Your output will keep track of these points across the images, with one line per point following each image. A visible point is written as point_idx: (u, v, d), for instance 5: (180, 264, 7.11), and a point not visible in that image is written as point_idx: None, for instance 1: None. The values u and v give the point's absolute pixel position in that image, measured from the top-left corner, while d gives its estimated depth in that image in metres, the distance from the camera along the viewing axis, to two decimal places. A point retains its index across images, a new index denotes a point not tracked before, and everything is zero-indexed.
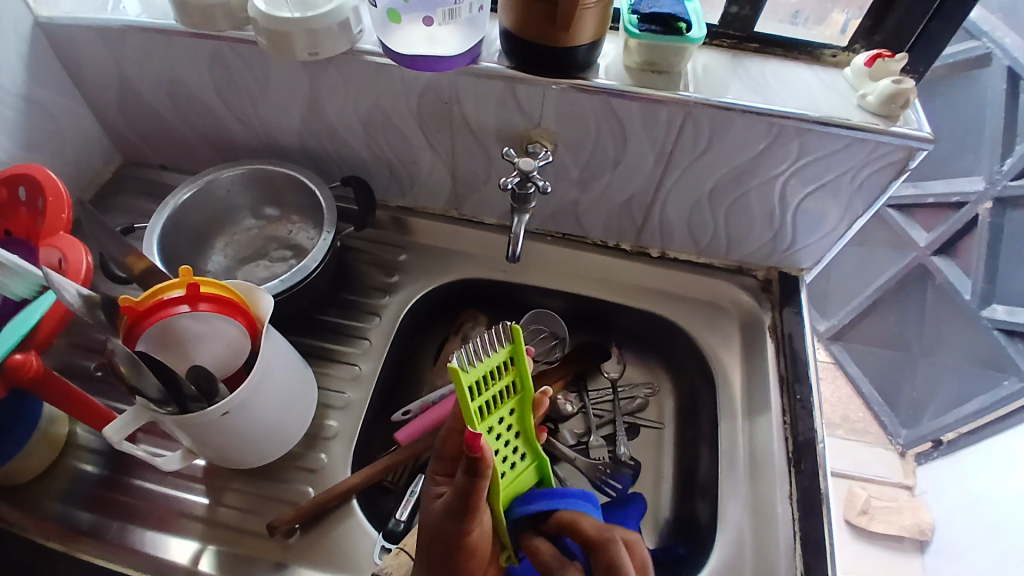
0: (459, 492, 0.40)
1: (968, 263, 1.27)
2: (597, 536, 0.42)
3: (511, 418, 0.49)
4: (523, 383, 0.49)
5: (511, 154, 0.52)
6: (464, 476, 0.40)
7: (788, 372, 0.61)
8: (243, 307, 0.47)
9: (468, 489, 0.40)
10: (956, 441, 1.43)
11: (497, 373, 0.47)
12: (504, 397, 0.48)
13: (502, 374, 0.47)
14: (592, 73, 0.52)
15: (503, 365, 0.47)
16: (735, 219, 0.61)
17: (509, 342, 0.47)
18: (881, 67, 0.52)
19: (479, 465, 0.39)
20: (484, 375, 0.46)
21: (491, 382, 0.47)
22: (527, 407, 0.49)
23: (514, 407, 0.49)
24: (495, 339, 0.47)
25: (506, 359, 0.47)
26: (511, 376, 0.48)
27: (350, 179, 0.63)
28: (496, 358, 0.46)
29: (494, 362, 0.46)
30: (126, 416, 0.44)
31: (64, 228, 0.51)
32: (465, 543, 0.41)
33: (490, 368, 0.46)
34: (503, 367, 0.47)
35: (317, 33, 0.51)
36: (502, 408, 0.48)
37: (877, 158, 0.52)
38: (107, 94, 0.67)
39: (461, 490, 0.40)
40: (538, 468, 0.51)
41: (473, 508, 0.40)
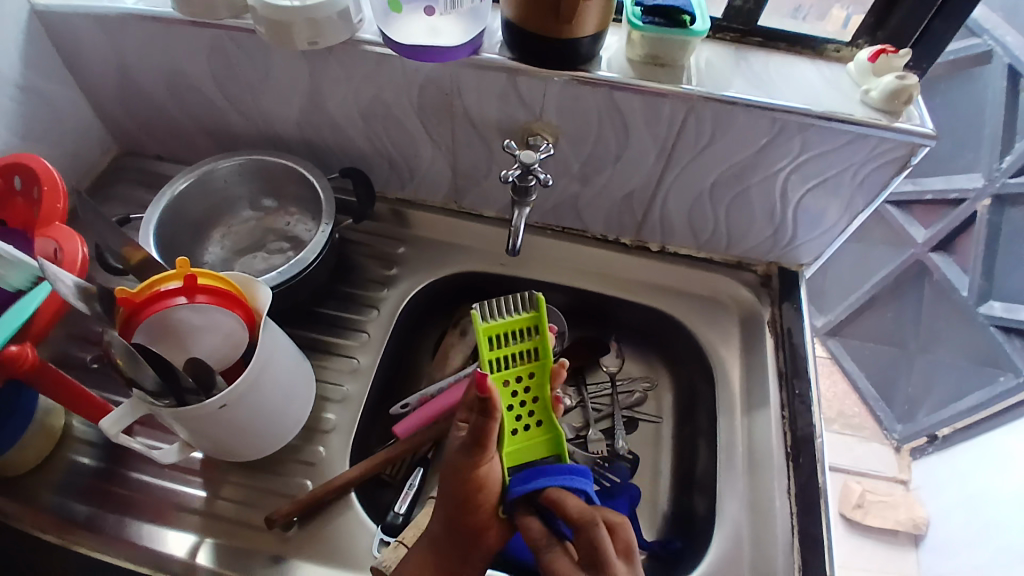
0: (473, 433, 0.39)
1: (966, 259, 1.28)
2: (580, 521, 0.38)
3: (528, 383, 0.48)
4: (544, 351, 0.48)
5: (512, 147, 0.52)
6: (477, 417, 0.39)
7: (787, 368, 0.61)
8: (241, 300, 0.47)
9: (484, 431, 0.39)
10: (951, 437, 1.44)
11: (520, 334, 0.48)
12: (523, 360, 0.48)
13: (526, 336, 0.48)
14: (594, 66, 0.52)
15: (527, 329, 0.48)
16: (736, 214, 0.61)
17: (534, 308, 0.48)
18: (884, 62, 0.51)
19: (488, 405, 0.38)
20: (505, 332, 0.47)
21: (509, 340, 0.47)
22: (545, 376, 0.48)
23: (533, 373, 0.48)
24: (520, 302, 0.48)
25: (530, 324, 0.48)
26: (533, 342, 0.48)
27: (349, 171, 0.62)
28: (519, 319, 0.47)
29: (518, 322, 0.47)
30: (124, 408, 0.44)
31: (60, 218, 0.50)
32: (474, 482, 0.41)
33: (512, 326, 0.47)
34: (526, 331, 0.48)
35: (318, 22, 0.51)
36: (519, 369, 0.48)
37: (879, 154, 0.52)
38: (103, 83, 0.66)
39: (474, 432, 0.39)
40: (553, 446, 0.47)
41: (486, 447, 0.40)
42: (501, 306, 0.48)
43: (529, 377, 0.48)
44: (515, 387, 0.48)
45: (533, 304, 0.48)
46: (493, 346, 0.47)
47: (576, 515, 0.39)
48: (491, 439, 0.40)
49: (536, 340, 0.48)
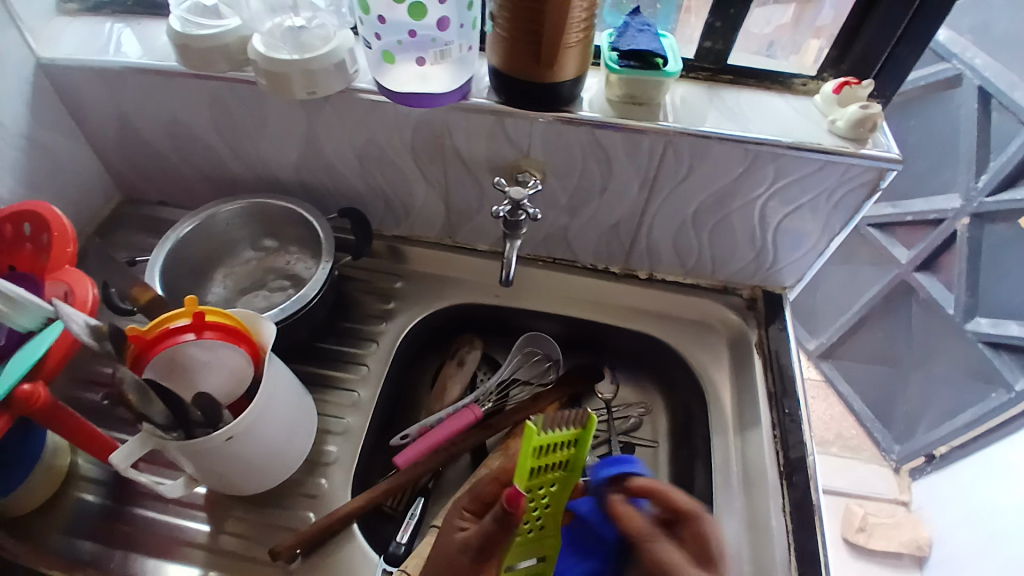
0: (482, 535, 0.45)
1: (950, 277, 1.31)
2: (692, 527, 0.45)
3: (550, 491, 0.54)
4: (574, 464, 0.53)
5: (501, 183, 0.55)
6: (491, 522, 0.45)
7: (776, 387, 0.63)
8: (247, 335, 0.49)
9: (490, 536, 0.45)
10: (949, 454, 1.44)
11: (559, 447, 0.51)
12: (554, 471, 0.53)
13: (564, 449, 0.52)
14: (576, 106, 0.55)
15: (566, 443, 0.51)
16: (719, 240, 0.64)
17: (586, 424, 0.52)
18: (849, 93, 0.55)
19: (511, 518, 0.45)
20: (550, 444, 0.50)
21: (553, 451, 0.51)
22: (567, 485, 0.54)
23: (558, 481, 0.54)
24: (570, 418, 0.52)
25: (574, 438, 0.51)
26: (568, 455, 0.52)
27: (346, 211, 0.65)
28: (568, 435, 0.51)
29: (564, 439, 0.51)
30: (133, 442, 0.45)
31: (69, 262, 0.52)
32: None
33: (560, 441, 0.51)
34: (567, 446, 0.52)
35: (315, 73, 0.54)
36: (546, 478, 0.53)
37: (850, 178, 0.55)
38: (109, 133, 0.70)
39: (485, 534, 0.45)
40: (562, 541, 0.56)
41: (489, 552, 0.46)
42: (557, 420, 0.52)
43: (551, 487, 0.53)
44: (538, 492, 0.53)
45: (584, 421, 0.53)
46: (534, 456, 0.50)
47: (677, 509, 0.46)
48: (495, 547, 0.46)
49: (572, 452, 0.52)
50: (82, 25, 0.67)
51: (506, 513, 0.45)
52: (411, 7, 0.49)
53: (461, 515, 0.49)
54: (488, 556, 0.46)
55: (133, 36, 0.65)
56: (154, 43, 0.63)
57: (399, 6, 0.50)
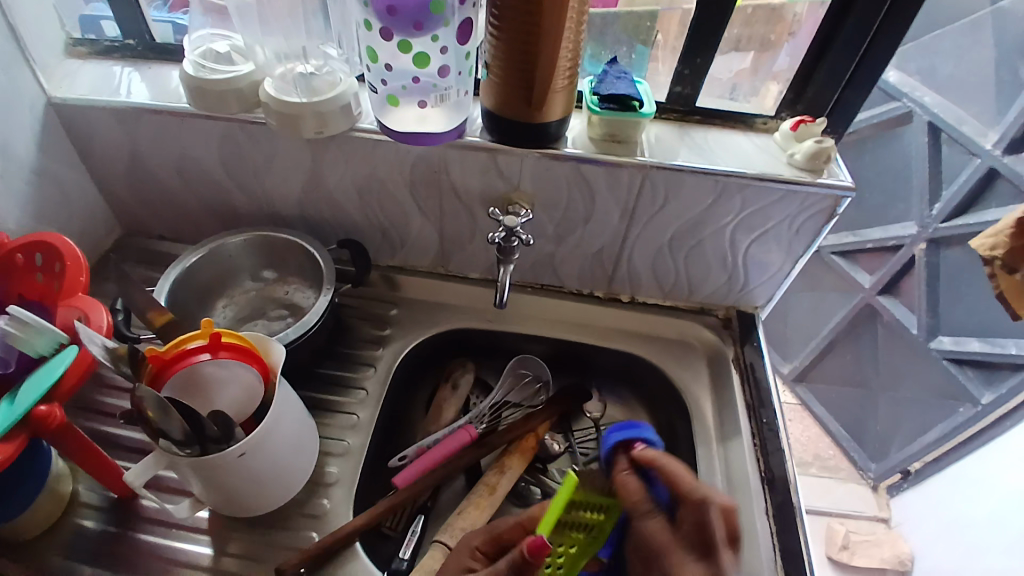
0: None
1: (911, 300, 1.38)
2: (692, 497, 0.49)
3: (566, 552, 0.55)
4: (599, 537, 0.55)
5: (497, 214, 0.60)
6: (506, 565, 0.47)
7: (754, 399, 0.68)
8: (258, 355, 0.52)
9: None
10: (922, 470, 1.50)
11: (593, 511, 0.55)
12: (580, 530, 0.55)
13: (595, 522, 0.55)
14: (562, 144, 0.60)
15: (603, 507, 0.55)
16: (694, 265, 0.69)
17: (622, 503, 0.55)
18: (805, 130, 0.61)
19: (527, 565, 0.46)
20: (590, 504, 0.55)
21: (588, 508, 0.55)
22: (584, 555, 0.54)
23: (576, 545, 0.55)
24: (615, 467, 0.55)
25: (610, 510, 0.55)
26: (598, 526, 0.55)
27: (346, 242, 0.69)
28: (607, 504, 0.55)
29: (603, 505, 0.55)
30: (147, 461, 0.48)
31: (83, 289, 0.55)
32: None
33: (599, 504, 0.55)
34: (600, 513, 0.55)
35: (324, 115, 0.59)
36: (570, 535, 0.55)
37: (809, 206, 0.61)
38: (115, 170, 0.73)
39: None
40: None
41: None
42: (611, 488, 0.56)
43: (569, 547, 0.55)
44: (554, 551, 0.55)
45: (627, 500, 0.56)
46: (571, 507, 0.55)
47: (680, 480, 0.50)
48: None
49: (601, 524, 0.55)
50: (92, 68, 0.71)
51: (524, 561, 0.46)
52: (416, 55, 0.54)
53: (474, 554, 0.53)
54: None
55: (143, 79, 0.69)
56: (164, 86, 0.68)
57: (404, 55, 0.55)
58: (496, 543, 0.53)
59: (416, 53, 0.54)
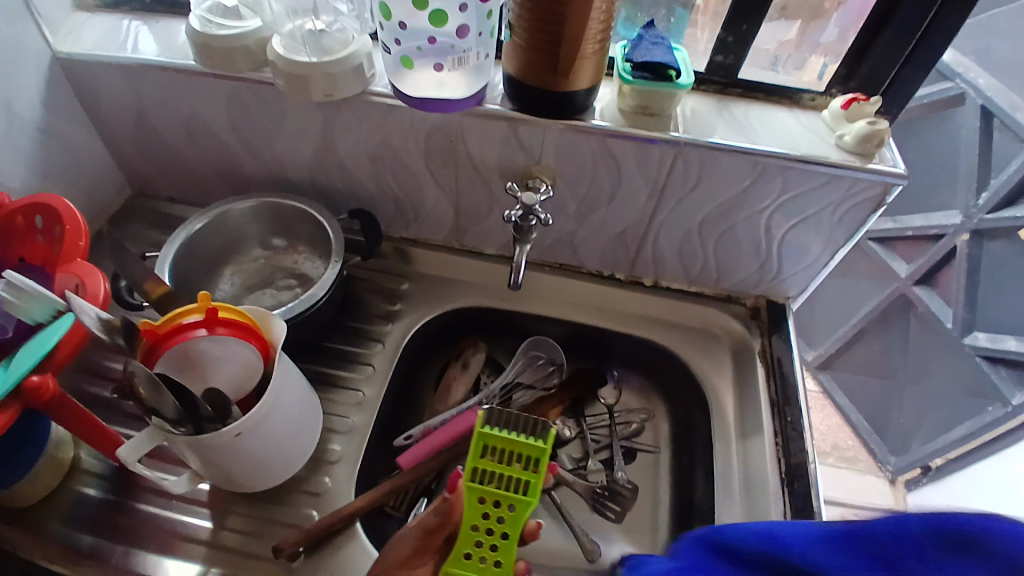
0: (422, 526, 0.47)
1: (948, 292, 1.32)
2: None
3: (503, 511, 0.49)
4: (531, 488, 0.50)
5: (513, 189, 0.56)
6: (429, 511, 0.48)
7: (778, 396, 0.64)
8: (258, 332, 0.50)
9: (423, 522, 0.47)
10: (944, 467, 1.47)
11: (518, 460, 0.51)
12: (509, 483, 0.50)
13: (521, 467, 0.51)
14: (588, 114, 0.56)
15: (528, 457, 0.51)
16: (724, 250, 0.65)
17: (543, 441, 0.52)
18: (857, 110, 0.56)
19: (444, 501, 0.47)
20: (503, 447, 0.51)
21: (513, 458, 0.51)
22: (525, 512, 0.49)
23: (514, 504, 0.49)
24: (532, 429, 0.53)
25: (530, 454, 0.51)
26: (526, 474, 0.50)
27: (357, 213, 0.65)
28: (523, 444, 0.52)
29: (521, 446, 0.52)
30: (142, 436, 0.46)
31: (81, 255, 0.53)
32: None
33: (514, 448, 0.51)
34: (524, 460, 0.51)
35: (335, 76, 0.55)
36: (501, 494, 0.49)
37: (856, 193, 0.56)
38: (122, 128, 0.70)
39: (424, 526, 0.47)
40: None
41: (424, 535, 0.47)
42: (514, 423, 0.53)
43: (507, 508, 0.49)
44: (491, 509, 0.49)
45: (542, 434, 0.53)
46: (485, 457, 0.51)
47: None
48: (431, 542, 0.48)
49: (524, 472, 0.51)
50: (99, 21, 0.67)
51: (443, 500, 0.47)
52: (433, 13, 0.51)
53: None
54: (427, 550, 0.48)
55: (151, 33, 0.65)
56: (172, 41, 0.64)
57: (420, 12, 0.51)
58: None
59: (434, 10, 0.50)
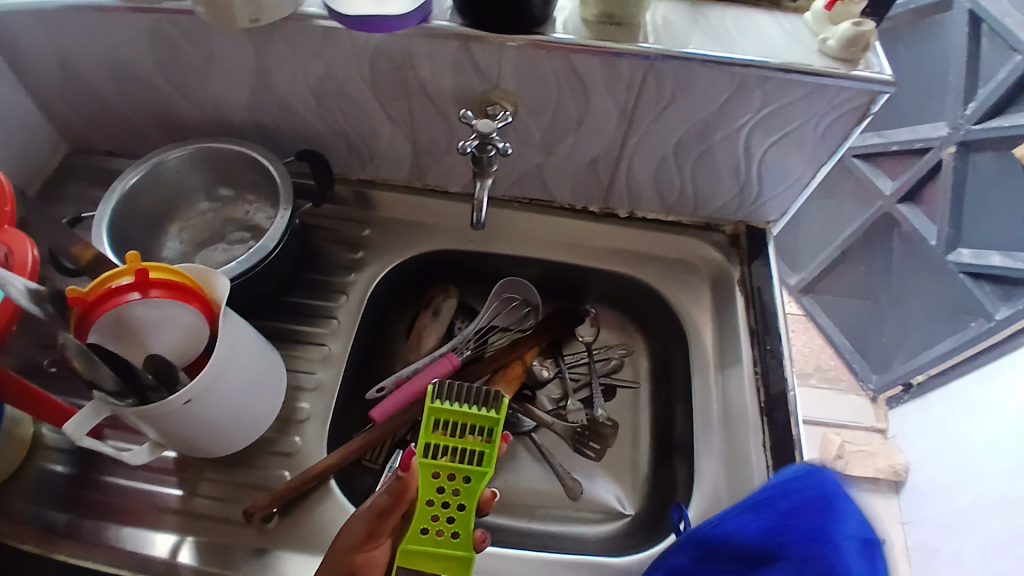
0: (375, 507, 0.44)
1: (932, 211, 1.30)
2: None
3: (459, 484, 0.47)
4: (487, 458, 0.48)
5: (468, 116, 0.50)
6: (383, 492, 0.44)
7: (758, 325, 0.62)
8: (199, 292, 0.46)
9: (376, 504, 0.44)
10: (925, 384, 1.47)
11: (470, 430, 0.49)
12: (462, 459, 0.48)
13: (476, 438, 0.49)
14: (549, 28, 0.50)
15: (481, 428, 0.49)
16: (702, 175, 0.61)
17: (497, 410, 0.49)
18: (842, 9, 0.51)
19: (400, 482, 0.43)
20: (456, 420, 0.49)
21: (465, 432, 0.49)
22: (480, 482, 0.47)
23: (469, 475, 0.47)
24: (485, 399, 0.50)
25: (484, 424, 0.49)
26: (483, 446, 0.48)
27: (303, 153, 0.60)
28: (474, 415, 0.49)
29: (472, 417, 0.49)
30: (86, 410, 0.43)
31: (8, 221, 0.47)
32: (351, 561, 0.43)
33: (466, 419, 0.49)
34: (478, 430, 0.49)
35: (259, 1, 0.48)
36: (456, 467, 0.47)
37: (839, 104, 0.51)
38: (37, 75, 0.63)
39: (376, 505, 0.44)
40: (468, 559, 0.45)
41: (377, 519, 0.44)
42: (465, 395, 0.50)
43: (463, 480, 0.47)
44: (445, 483, 0.47)
45: (494, 402, 0.50)
46: (436, 432, 0.49)
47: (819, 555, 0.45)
48: (387, 521, 0.44)
49: (481, 443, 0.49)
50: None
51: (397, 480, 0.43)
52: None
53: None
54: (381, 529, 0.44)
55: None
56: None
57: None
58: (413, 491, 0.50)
59: None
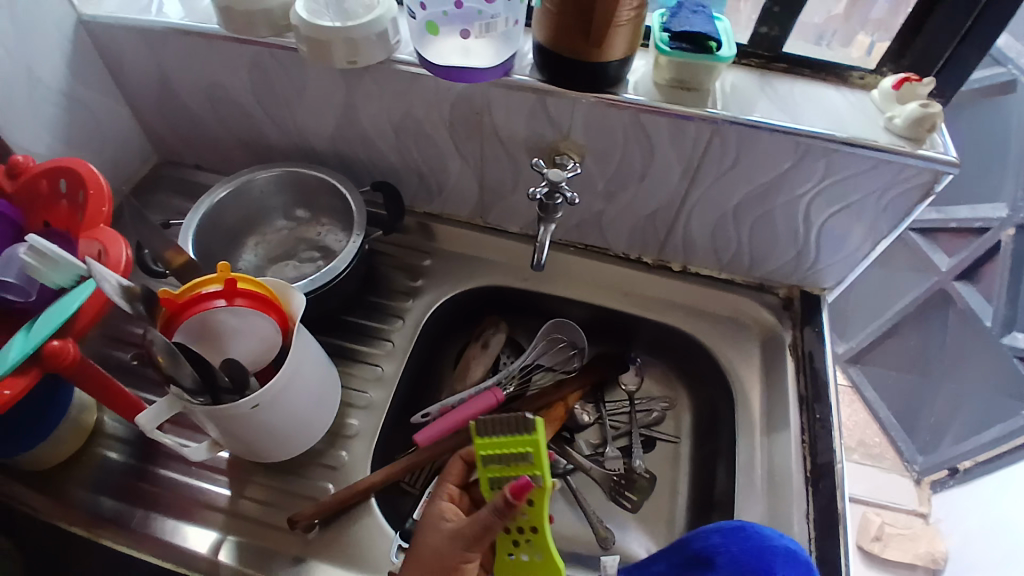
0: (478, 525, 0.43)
1: (989, 289, 1.26)
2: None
3: (529, 510, 0.47)
4: (544, 479, 0.46)
5: (540, 164, 0.53)
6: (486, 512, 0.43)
7: (808, 392, 0.62)
8: (277, 305, 0.49)
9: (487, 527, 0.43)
10: (972, 470, 1.40)
11: (515, 458, 0.47)
12: None
13: (521, 463, 0.47)
14: (621, 88, 0.53)
15: (517, 455, 0.47)
16: (758, 236, 0.62)
17: (531, 431, 0.47)
18: (909, 90, 0.52)
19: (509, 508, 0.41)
20: (499, 454, 0.47)
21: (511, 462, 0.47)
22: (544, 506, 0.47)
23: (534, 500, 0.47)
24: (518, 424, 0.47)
25: (524, 448, 0.47)
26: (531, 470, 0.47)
27: (380, 184, 0.64)
28: (514, 442, 0.47)
29: (511, 445, 0.47)
30: (160, 404, 0.46)
31: (104, 222, 0.51)
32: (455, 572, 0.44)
33: (507, 447, 0.47)
34: (519, 455, 0.47)
35: (357, 42, 0.53)
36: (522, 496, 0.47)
37: (904, 179, 0.52)
38: (148, 94, 0.70)
39: (479, 523, 0.43)
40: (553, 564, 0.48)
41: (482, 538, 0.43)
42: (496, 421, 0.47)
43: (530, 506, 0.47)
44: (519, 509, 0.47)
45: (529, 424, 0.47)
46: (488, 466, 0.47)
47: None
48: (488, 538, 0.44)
49: (526, 466, 0.47)
50: None
51: (506, 505, 0.41)
52: None
53: (446, 508, 0.48)
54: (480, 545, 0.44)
55: None
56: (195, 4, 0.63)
57: None
58: (464, 488, 0.52)
59: None
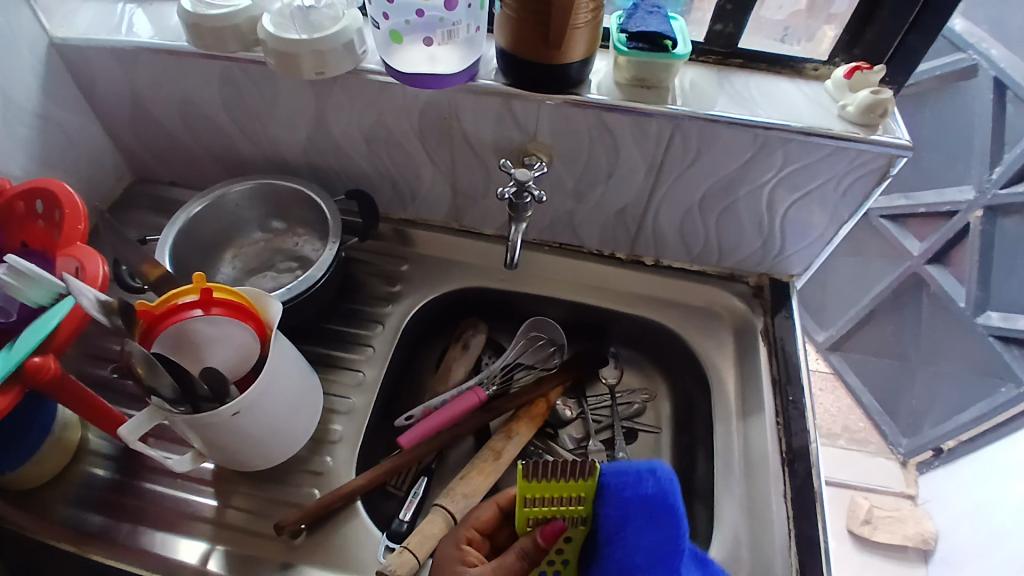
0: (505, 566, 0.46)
1: (961, 271, 1.29)
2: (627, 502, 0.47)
3: (563, 543, 0.51)
4: (587, 519, 0.50)
5: (508, 165, 0.55)
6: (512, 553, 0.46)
7: (781, 375, 0.63)
8: (254, 313, 0.50)
9: (514, 574, 0.45)
10: (956, 449, 1.44)
11: (566, 500, 0.49)
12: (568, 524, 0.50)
13: (569, 504, 0.49)
14: (584, 88, 0.55)
15: (573, 496, 0.49)
16: (726, 227, 0.64)
17: (588, 477, 0.48)
18: (860, 78, 0.54)
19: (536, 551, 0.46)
20: (549, 494, 0.48)
21: (557, 500, 0.49)
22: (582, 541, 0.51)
23: (574, 536, 0.51)
24: (578, 470, 0.48)
25: (576, 492, 0.49)
26: (577, 510, 0.49)
27: (354, 193, 0.65)
28: (567, 486, 0.48)
29: (562, 488, 0.48)
30: (141, 416, 0.46)
31: (81, 239, 0.52)
32: None
33: (558, 491, 0.48)
34: (571, 498, 0.49)
35: (325, 54, 0.54)
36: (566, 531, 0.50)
37: (860, 165, 0.54)
38: (120, 113, 0.70)
39: (505, 564, 0.46)
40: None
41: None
42: (555, 470, 0.47)
43: (568, 540, 0.51)
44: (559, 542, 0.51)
45: (587, 474, 0.48)
46: (530, 507, 0.48)
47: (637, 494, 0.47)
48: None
49: (576, 507, 0.49)
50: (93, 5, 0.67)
51: (536, 549, 0.46)
52: None
53: (469, 551, 0.48)
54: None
55: (145, 16, 0.65)
56: (165, 23, 0.64)
57: None
58: (486, 535, 0.51)
59: None
